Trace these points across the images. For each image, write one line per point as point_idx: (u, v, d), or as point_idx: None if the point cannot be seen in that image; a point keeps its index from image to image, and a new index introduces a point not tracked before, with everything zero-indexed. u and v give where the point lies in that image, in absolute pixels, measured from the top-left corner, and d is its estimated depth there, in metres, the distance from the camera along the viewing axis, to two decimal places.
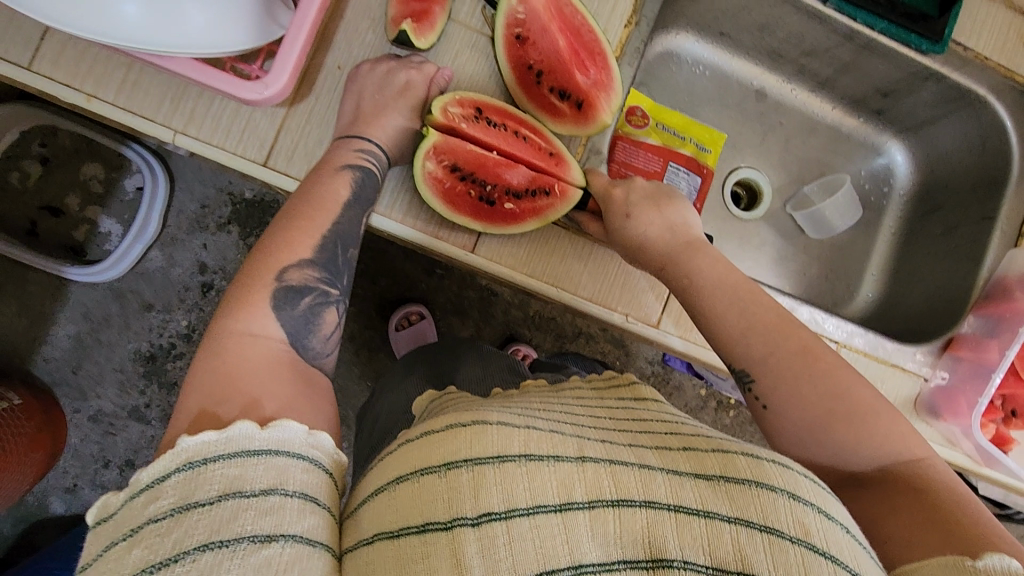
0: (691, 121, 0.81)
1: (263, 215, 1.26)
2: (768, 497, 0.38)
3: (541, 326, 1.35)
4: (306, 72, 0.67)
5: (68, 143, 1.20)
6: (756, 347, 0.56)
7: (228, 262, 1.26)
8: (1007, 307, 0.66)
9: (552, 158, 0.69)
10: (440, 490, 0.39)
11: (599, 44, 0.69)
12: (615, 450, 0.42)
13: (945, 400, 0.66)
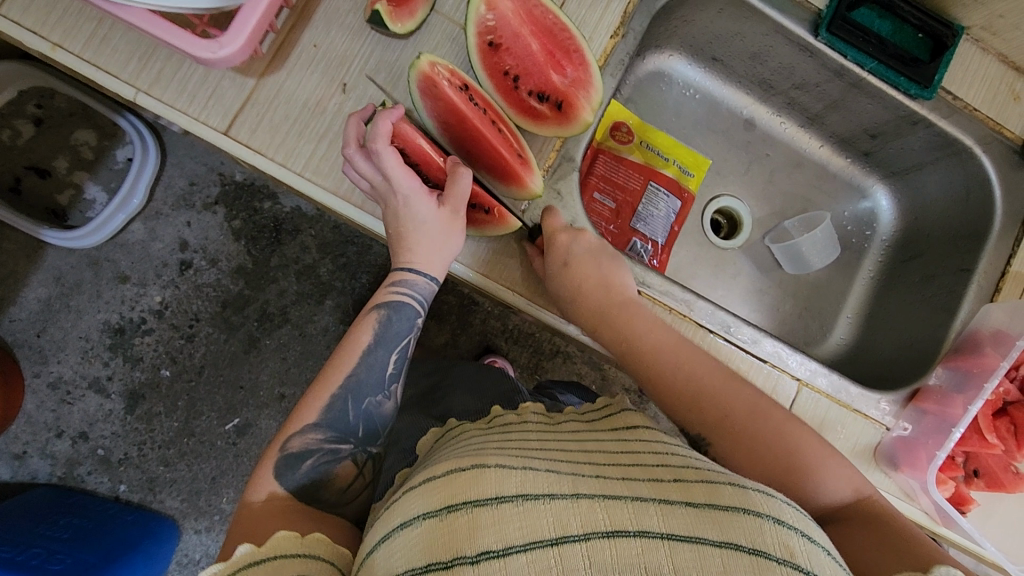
0: (677, 143, 0.83)
1: (251, 199, 1.26)
2: (753, 522, 0.40)
3: (519, 340, 1.33)
4: (280, 46, 0.65)
5: (64, 107, 1.20)
6: (712, 403, 0.59)
7: (210, 241, 1.25)
8: (976, 362, 0.64)
9: (519, 158, 0.66)
10: (442, 533, 0.40)
11: (574, 41, 0.67)
12: (608, 484, 0.44)
13: (905, 452, 0.64)
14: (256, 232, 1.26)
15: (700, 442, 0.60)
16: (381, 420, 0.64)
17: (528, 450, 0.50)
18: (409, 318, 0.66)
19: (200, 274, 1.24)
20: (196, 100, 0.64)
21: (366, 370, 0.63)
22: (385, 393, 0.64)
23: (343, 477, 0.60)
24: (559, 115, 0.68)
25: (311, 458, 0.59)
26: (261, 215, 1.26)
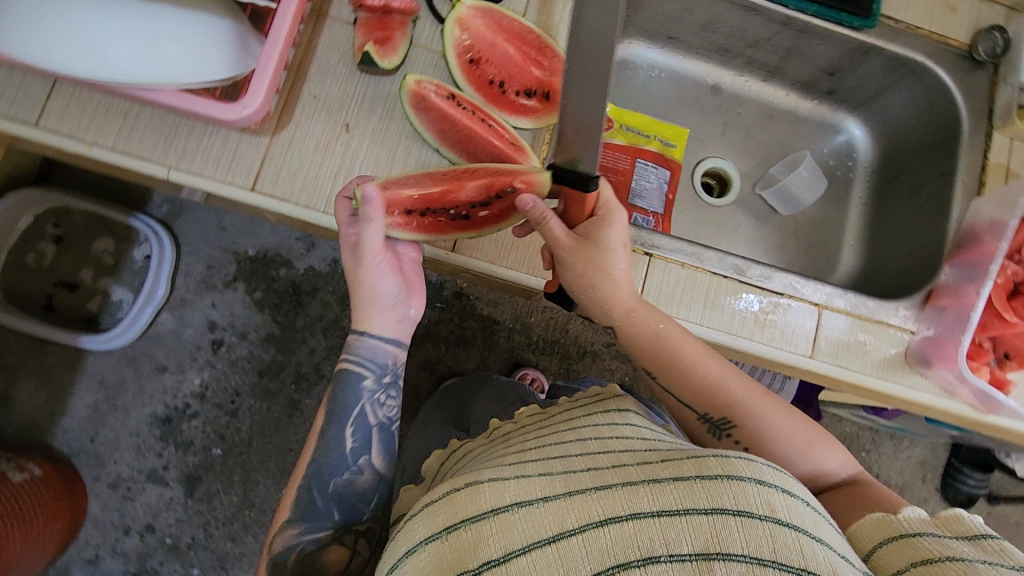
0: (653, 119, 0.89)
1: (267, 269, 1.34)
2: (737, 485, 0.43)
3: (545, 350, 1.37)
4: (286, 103, 0.71)
5: (79, 221, 1.27)
6: (734, 391, 0.65)
7: (237, 317, 1.32)
8: (978, 252, 0.67)
9: (513, 146, 0.72)
10: (447, 552, 0.44)
11: (543, 39, 0.75)
12: (602, 474, 0.48)
13: (933, 349, 0.67)
14: (278, 297, 1.34)
15: (726, 425, 0.65)
16: (360, 490, 0.68)
17: (524, 455, 0.54)
18: (357, 383, 0.70)
19: (233, 350, 1.31)
20: (221, 165, 0.70)
21: (325, 453, 0.67)
22: (354, 467, 0.68)
23: (337, 558, 0.63)
24: (548, 105, 0.76)
25: (293, 555, 0.63)
26: (279, 282, 1.34)
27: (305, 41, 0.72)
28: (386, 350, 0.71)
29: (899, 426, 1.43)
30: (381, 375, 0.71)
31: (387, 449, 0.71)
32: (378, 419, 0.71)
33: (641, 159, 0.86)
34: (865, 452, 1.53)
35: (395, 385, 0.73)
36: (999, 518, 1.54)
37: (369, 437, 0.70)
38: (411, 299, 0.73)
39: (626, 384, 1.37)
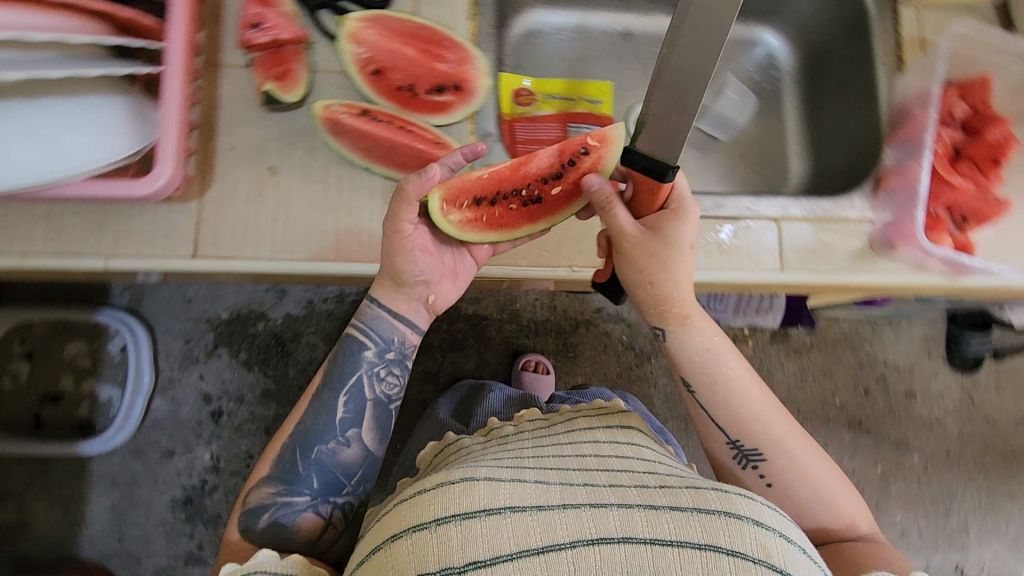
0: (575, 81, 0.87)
1: (245, 327, 1.34)
2: (734, 524, 0.49)
3: (539, 331, 1.43)
4: (205, 161, 0.71)
5: (44, 331, 1.26)
6: (772, 427, 0.69)
7: (228, 382, 1.31)
8: (912, 126, 0.72)
9: (439, 146, 0.72)
10: (432, 543, 0.50)
11: (440, 33, 0.75)
12: (598, 492, 0.54)
13: (895, 232, 0.69)
14: (264, 351, 1.33)
15: (755, 456, 0.69)
16: (345, 465, 0.73)
17: (520, 462, 0.61)
18: (358, 354, 0.74)
19: (233, 416, 1.30)
20: (158, 241, 0.69)
21: (315, 417, 0.73)
22: (340, 440, 0.73)
23: (309, 528, 0.69)
24: (463, 94, 0.74)
25: (265, 513, 0.69)
26: (260, 336, 1.34)
27: (204, 96, 0.72)
28: (393, 327, 0.75)
29: (892, 309, 1.46)
30: (384, 350, 0.75)
31: (379, 430, 0.75)
32: (372, 397, 0.75)
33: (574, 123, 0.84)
34: (869, 344, 1.56)
35: (397, 362, 0.77)
36: (1009, 370, 1.58)
37: (362, 411, 0.74)
38: (441, 285, 0.75)
39: (624, 341, 1.45)
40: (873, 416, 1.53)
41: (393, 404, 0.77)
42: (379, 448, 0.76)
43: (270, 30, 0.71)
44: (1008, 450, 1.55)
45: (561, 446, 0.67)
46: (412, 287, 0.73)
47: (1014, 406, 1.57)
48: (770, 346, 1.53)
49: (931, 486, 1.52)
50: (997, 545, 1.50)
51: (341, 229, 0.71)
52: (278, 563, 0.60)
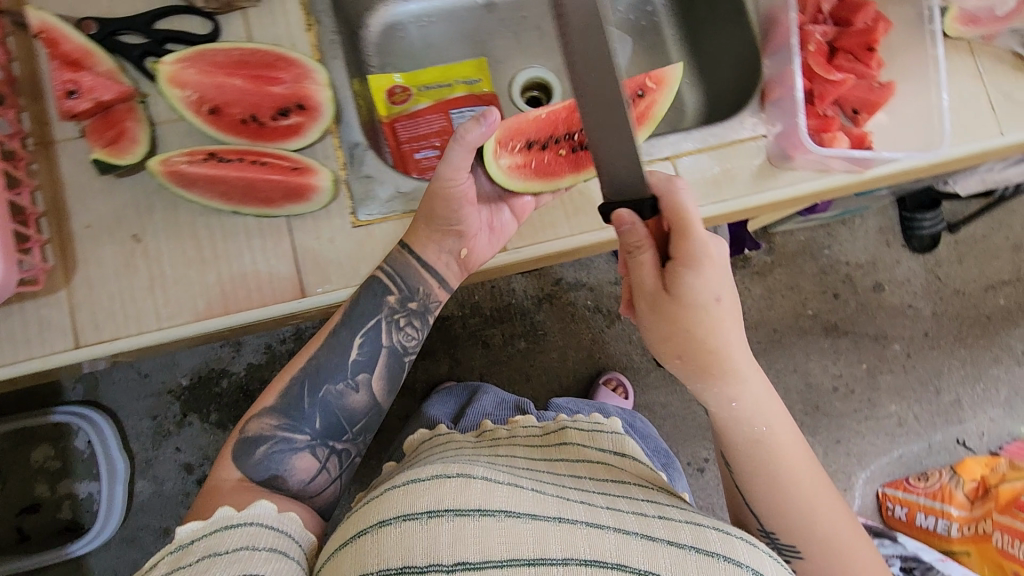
0: (447, 65, 0.89)
1: (208, 388, 1.30)
2: (728, 566, 0.53)
3: (504, 317, 1.42)
4: (67, 248, 0.73)
5: (5, 444, 1.23)
6: (802, 503, 0.65)
7: (206, 447, 1.28)
8: (780, 33, 0.73)
9: (295, 170, 0.74)
10: (422, 535, 0.52)
11: (268, 55, 0.76)
12: (595, 514, 0.57)
13: (787, 141, 0.71)
14: (235, 408, 1.30)
15: (790, 551, 0.66)
16: (347, 410, 0.75)
17: (516, 471, 0.64)
18: (380, 298, 0.75)
19: None
20: (35, 343, 0.71)
21: (328, 355, 0.75)
22: (349, 383, 0.75)
23: (303, 468, 0.72)
24: (307, 112, 0.76)
25: (262, 446, 0.71)
26: (226, 394, 1.30)
27: (46, 182, 0.74)
28: (418, 276, 0.77)
29: (841, 209, 1.46)
30: (406, 299, 0.77)
31: (389, 380, 0.78)
32: (387, 344, 0.77)
33: (452, 109, 0.86)
34: (828, 247, 1.57)
35: (416, 314, 0.79)
36: (967, 239, 1.60)
37: (376, 357, 0.76)
38: (475, 239, 0.78)
39: (590, 307, 1.44)
40: (847, 317, 1.54)
41: (408, 356, 0.79)
42: (384, 399, 0.78)
43: (89, 95, 0.72)
44: (982, 317, 1.57)
45: (559, 464, 0.69)
46: (447, 235, 0.76)
47: (978, 274, 1.59)
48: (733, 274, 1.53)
49: (917, 369, 1.54)
50: (992, 411, 1.53)
51: (223, 278, 0.74)
52: (276, 518, 0.62)
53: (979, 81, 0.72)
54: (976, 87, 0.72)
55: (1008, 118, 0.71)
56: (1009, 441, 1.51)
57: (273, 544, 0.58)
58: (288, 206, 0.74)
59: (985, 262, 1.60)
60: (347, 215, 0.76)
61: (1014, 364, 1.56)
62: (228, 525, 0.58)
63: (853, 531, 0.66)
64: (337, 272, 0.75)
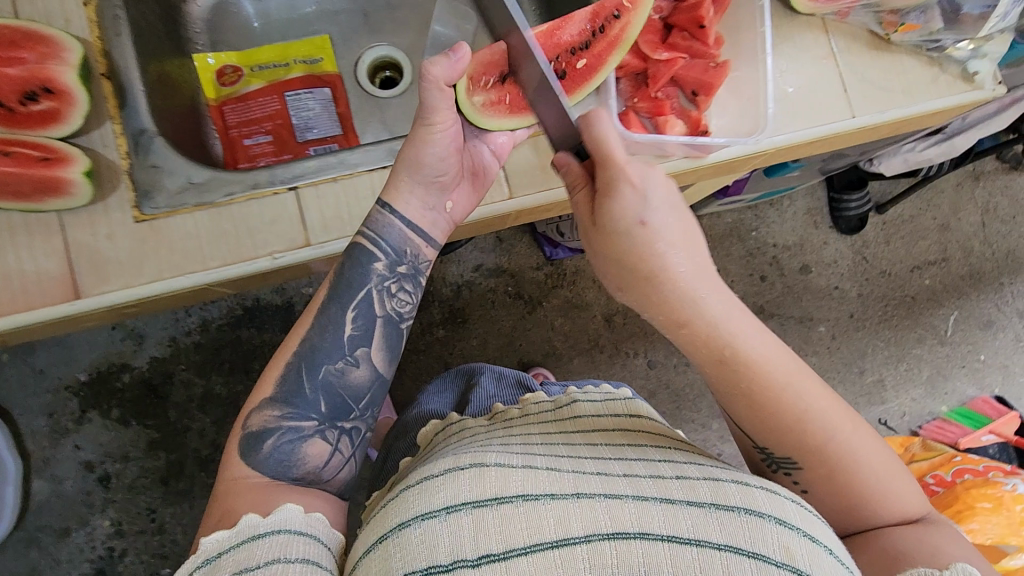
0: (287, 45, 0.87)
1: (109, 384, 1.25)
2: (757, 523, 0.48)
3: (422, 305, 1.39)
4: None
5: None
6: (814, 430, 0.60)
7: (107, 445, 1.24)
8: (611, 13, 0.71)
9: (46, 161, 0.65)
10: (442, 534, 0.47)
11: (12, 31, 0.68)
12: (612, 482, 0.52)
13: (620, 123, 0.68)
14: (137, 403, 1.25)
15: (787, 464, 0.62)
16: (345, 385, 0.69)
17: (527, 447, 0.59)
18: (367, 266, 0.71)
19: (122, 477, 1.24)
20: None
21: (321, 334, 0.69)
22: (349, 359, 0.69)
23: (315, 453, 0.66)
24: (59, 95, 0.67)
25: (267, 438, 0.65)
26: (128, 389, 1.25)
27: None
28: (407, 238, 0.73)
29: (764, 193, 1.43)
30: (395, 263, 0.72)
31: (388, 351, 0.72)
32: (383, 312, 0.72)
33: (285, 91, 0.85)
34: (756, 230, 1.55)
35: (408, 278, 0.74)
36: (894, 220, 1.59)
37: (371, 329, 0.71)
38: (455, 189, 0.74)
39: (512, 293, 1.41)
40: (774, 299, 1.54)
41: (405, 324, 0.74)
42: (388, 371, 0.72)
43: None
44: (907, 297, 1.57)
45: (574, 436, 0.63)
46: (432, 189, 0.72)
47: (905, 254, 1.59)
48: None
49: (841, 350, 1.55)
50: (914, 391, 1.54)
51: None
52: (304, 521, 0.55)
53: (831, 62, 0.62)
54: (828, 67, 0.62)
55: (863, 99, 0.62)
56: (931, 420, 1.52)
57: (304, 553, 0.51)
58: (49, 200, 0.65)
59: (911, 242, 1.59)
60: (130, 208, 0.68)
61: (937, 344, 1.57)
62: (255, 535, 0.52)
63: (851, 422, 0.61)
64: (117, 273, 0.67)
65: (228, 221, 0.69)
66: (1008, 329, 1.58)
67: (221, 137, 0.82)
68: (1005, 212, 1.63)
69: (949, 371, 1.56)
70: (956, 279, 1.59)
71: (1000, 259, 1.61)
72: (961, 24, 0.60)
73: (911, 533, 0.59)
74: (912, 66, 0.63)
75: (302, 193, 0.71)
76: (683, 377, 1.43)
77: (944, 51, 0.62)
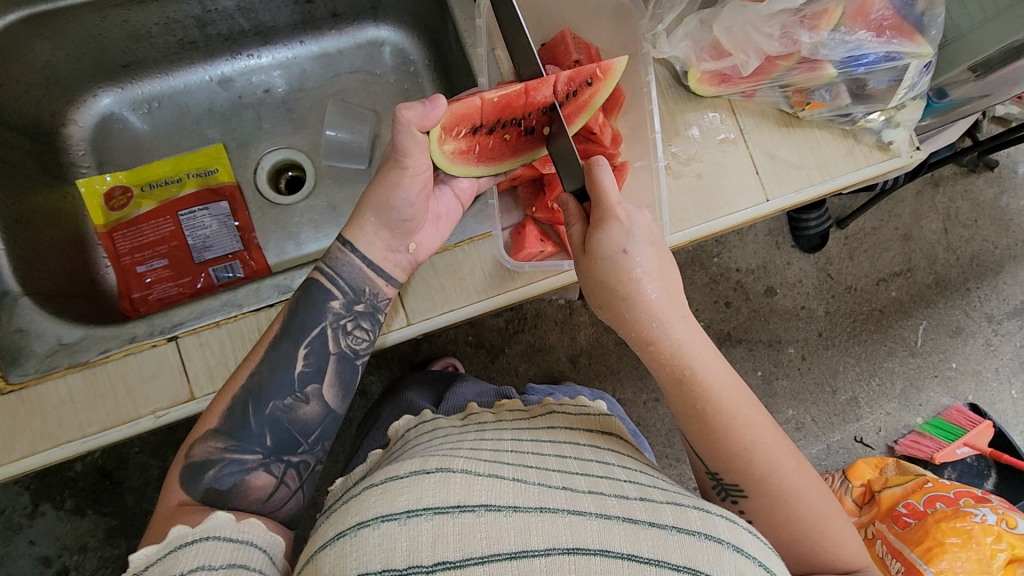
0: (179, 157, 0.78)
1: (59, 475, 1.21)
2: (712, 546, 0.41)
3: (382, 363, 1.32)
4: None
5: None
6: (760, 461, 0.52)
7: (62, 537, 1.20)
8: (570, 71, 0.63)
9: None
10: (399, 539, 0.38)
11: None
12: (577, 496, 0.43)
13: (514, 239, 0.66)
14: (91, 491, 1.21)
15: (736, 492, 0.53)
16: (296, 422, 0.57)
17: (500, 454, 0.49)
18: (321, 304, 0.59)
19: (81, 568, 1.20)
20: None
21: (272, 370, 0.57)
22: (299, 395, 0.58)
23: (260, 487, 0.54)
24: None
25: (209, 470, 0.53)
26: (81, 478, 1.21)
27: None
28: (367, 277, 0.60)
29: None
30: (353, 301, 0.60)
31: (343, 388, 0.60)
32: (338, 348, 0.60)
33: (181, 211, 0.77)
34: (717, 255, 1.50)
35: (367, 316, 0.61)
36: (856, 234, 1.52)
37: (325, 366, 0.59)
38: (422, 228, 0.62)
39: (472, 343, 1.36)
40: (740, 324, 1.49)
41: (362, 361, 0.62)
42: (343, 407, 0.61)
43: None
44: (875, 312, 1.51)
45: (545, 444, 0.54)
46: (398, 231, 0.60)
47: (869, 267, 1.51)
48: None
49: (812, 371, 1.51)
50: (889, 405, 1.49)
51: None
52: (234, 527, 0.47)
53: (740, 144, 0.60)
54: (737, 151, 0.60)
55: (775, 180, 0.60)
56: (907, 434, 1.48)
57: (232, 560, 0.44)
58: None
59: (875, 254, 1.52)
60: None
61: (908, 356, 1.50)
62: (182, 545, 0.44)
63: (796, 463, 0.53)
64: None
65: (105, 382, 0.58)
66: (978, 335, 1.51)
67: (110, 266, 0.74)
68: (967, 217, 1.53)
69: (922, 383, 1.50)
70: (922, 288, 1.51)
71: (965, 265, 1.52)
72: (871, 97, 0.58)
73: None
74: (826, 140, 0.61)
75: (184, 343, 0.59)
76: (654, 414, 1.38)
77: (857, 122, 0.60)
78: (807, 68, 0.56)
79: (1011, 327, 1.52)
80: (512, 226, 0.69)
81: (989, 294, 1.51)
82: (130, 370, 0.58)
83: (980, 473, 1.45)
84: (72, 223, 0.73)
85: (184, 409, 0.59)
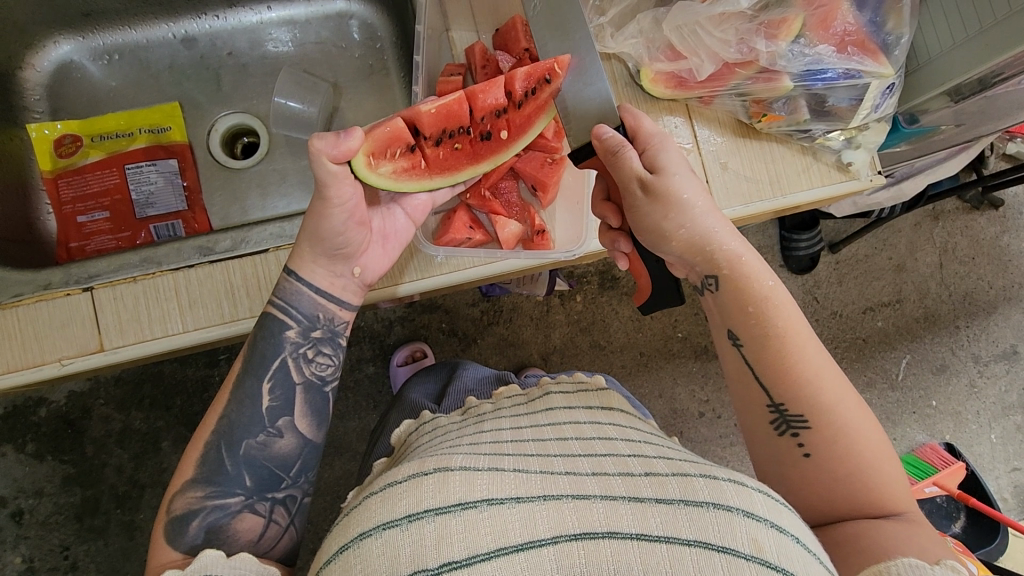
0: (131, 111, 0.79)
1: (22, 418, 1.22)
2: (725, 516, 0.38)
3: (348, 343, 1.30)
4: None
5: None
6: (822, 391, 0.52)
7: (20, 480, 1.22)
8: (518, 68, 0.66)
9: None
10: (404, 543, 0.39)
11: None
12: (580, 480, 0.42)
13: (447, 224, 0.67)
14: (52, 438, 1.22)
15: (799, 423, 0.52)
16: (272, 458, 0.57)
17: (498, 445, 0.48)
18: (276, 337, 0.59)
19: (36, 512, 1.22)
20: None
21: (239, 409, 0.57)
22: (270, 431, 0.57)
23: (247, 528, 0.54)
24: None
25: (193, 522, 0.53)
26: (44, 424, 1.22)
27: None
28: (317, 303, 0.60)
29: None
30: (309, 329, 0.60)
31: (317, 417, 0.60)
32: (302, 376, 0.59)
33: (127, 165, 0.78)
34: None
35: (325, 342, 0.61)
36: (848, 259, 1.44)
37: (293, 398, 0.59)
38: (368, 252, 0.60)
39: (446, 331, 1.28)
40: None
41: (332, 387, 0.62)
42: (319, 435, 0.60)
43: None
44: (858, 340, 1.43)
45: (545, 429, 0.52)
46: (339, 258, 0.59)
47: (857, 295, 1.43)
48: (601, 295, 1.30)
49: None
50: None
51: None
52: (226, 564, 0.48)
53: (695, 150, 0.60)
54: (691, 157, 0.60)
55: (724, 190, 0.59)
56: None
57: None
58: None
59: (865, 282, 1.44)
60: None
61: (887, 389, 1.42)
62: None
63: (858, 400, 0.54)
64: None
65: (15, 324, 0.59)
66: (962, 375, 1.42)
67: (52, 214, 0.76)
68: (964, 252, 1.44)
69: (898, 418, 1.42)
70: (910, 322, 1.43)
71: (957, 302, 1.44)
72: (830, 115, 0.57)
73: (894, 528, 0.48)
74: (782, 154, 0.59)
75: (98, 294, 0.60)
76: None
77: (816, 140, 0.59)
78: (764, 78, 0.56)
79: (998, 371, 1.43)
80: (446, 212, 0.69)
81: (978, 334, 1.43)
82: (43, 316, 0.60)
83: (948, 514, 1.40)
84: (17, 169, 0.74)
85: (89, 361, 0.59)
